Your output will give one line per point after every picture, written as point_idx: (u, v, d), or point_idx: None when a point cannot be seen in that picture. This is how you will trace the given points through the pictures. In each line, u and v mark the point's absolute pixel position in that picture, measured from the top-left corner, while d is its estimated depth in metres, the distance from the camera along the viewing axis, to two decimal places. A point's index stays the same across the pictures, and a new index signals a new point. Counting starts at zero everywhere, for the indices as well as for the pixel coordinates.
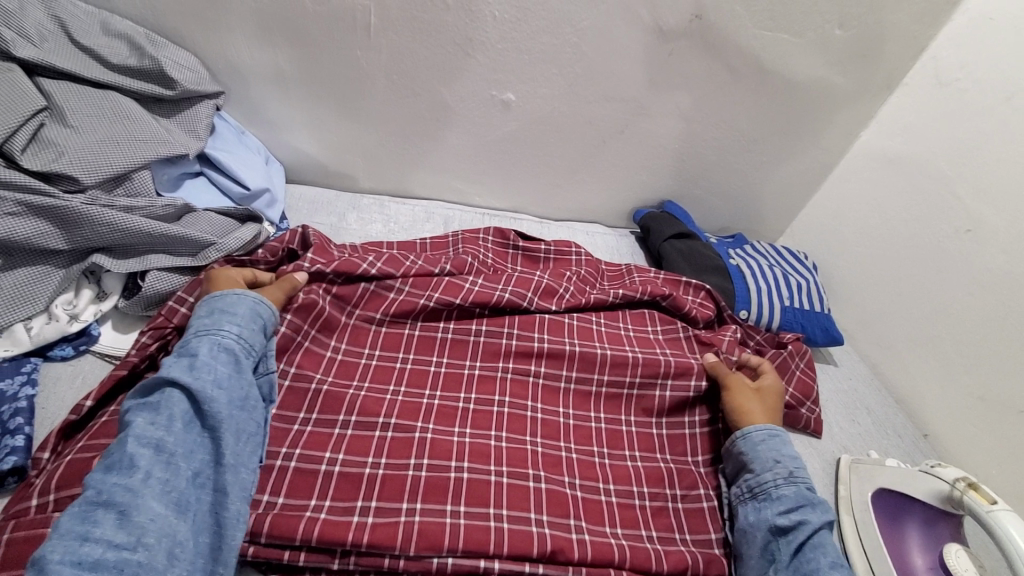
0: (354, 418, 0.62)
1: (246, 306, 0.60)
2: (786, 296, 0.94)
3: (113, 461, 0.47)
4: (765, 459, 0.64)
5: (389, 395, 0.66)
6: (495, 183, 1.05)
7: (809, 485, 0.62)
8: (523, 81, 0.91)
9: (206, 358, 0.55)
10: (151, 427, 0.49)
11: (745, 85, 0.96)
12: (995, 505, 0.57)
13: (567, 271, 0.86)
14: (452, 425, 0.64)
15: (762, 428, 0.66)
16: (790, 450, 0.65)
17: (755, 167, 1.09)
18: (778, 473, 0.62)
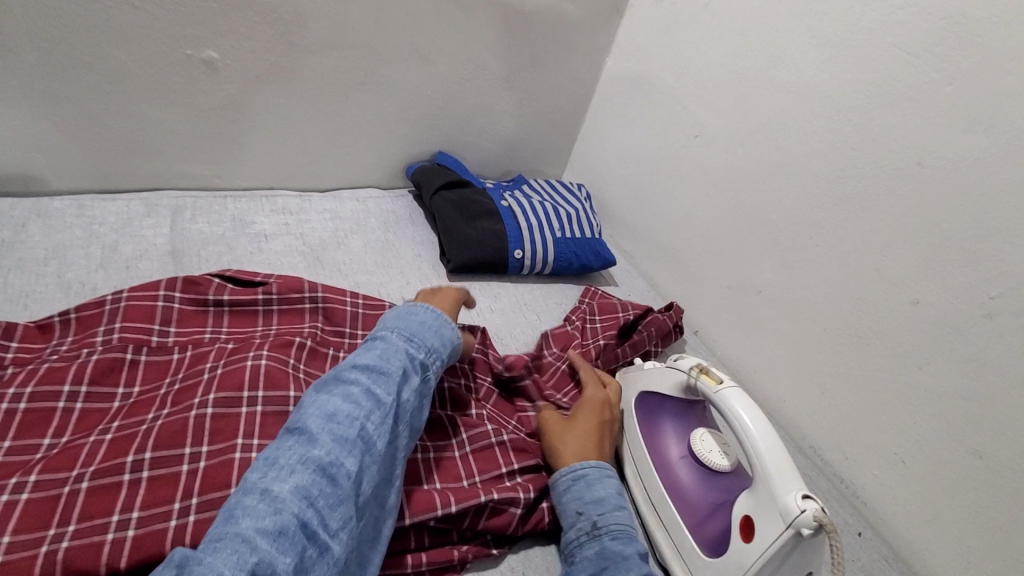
0: (25, 488, 0.47)
1: (438, 324, 0.59)
2: (557, 228, 0.95)
3: (340, 433, 0.45)
4: (570, 513, 0.56)
5: (43, 453, 0.51)
6: (231, 160, 0.91)
7: (621, 534, 0.53)
8: (223, 34, 0.79)
9: (418, 378, 0.53)
10: (378, 426, 0.47)
11: (478, 20, 0.93)
12: (722, 383, 0.60)
13: (303, 305, 0.71)
14: (125, 456, 0.50)
15: (568, 471, 0.58)
16: (602, 488, 0.56)
17: (517, 106, 1.07)
18: (581, 527, 0.54)
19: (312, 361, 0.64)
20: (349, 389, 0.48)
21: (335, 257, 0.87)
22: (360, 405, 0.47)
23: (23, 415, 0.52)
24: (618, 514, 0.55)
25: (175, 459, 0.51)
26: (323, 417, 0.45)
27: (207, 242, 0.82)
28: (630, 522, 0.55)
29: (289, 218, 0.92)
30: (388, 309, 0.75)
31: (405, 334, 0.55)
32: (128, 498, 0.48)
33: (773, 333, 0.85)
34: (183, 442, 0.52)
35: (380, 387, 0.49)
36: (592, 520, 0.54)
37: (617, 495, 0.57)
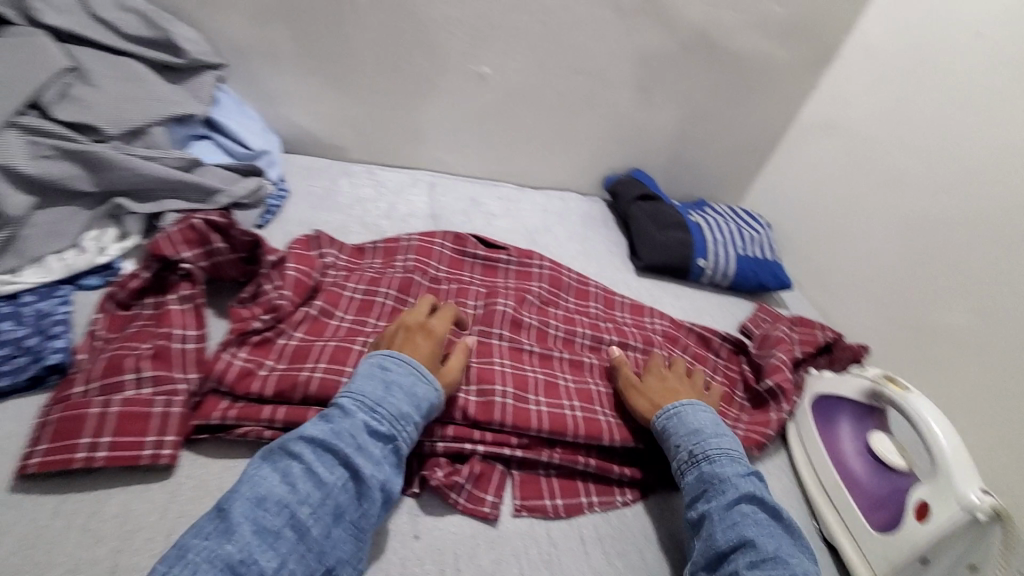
0: (368, 344, 0.67)
1: (411, 391, 0.58)
2: (740, 247, 1.05)
3: (265, 524, 0.47)
4: (671, 449, 0.65)
5: (369, 327, 0.72)
6: (473, 153, 1.13)
7: (718, 459, 0.62)
8: (497, 55, 1.00)
9: (375, 451, 0.54)
10: (309, 510, 0.49)
11: (697, 59, 1.06)
12: (910, 395, 0.67)
13: (533, 269, 0.90)
14: (424, 349, 0.70)
15: (661, 413, 0.67)
16: (693, 421, 0.66)
17: (713, 137, 1.19)
18: (680, 456, 0.63)
19: (539, 312, 0.83)
20: (291, 468, 0.51)
21: (547, 240, 1.04)
22: (296, 488, 0.49)
23: (358, 301, 0.75)
24: (713, 440, 0.64)
25: (457, 355, 0.69)
26: (251, 499, 0.48)
27: (456, 212, 1.04)
28: (728, 445, 0.63)
29: (511, 205, 1.11)
30: (594, 287, 0.92)
31: (374, 398, 0.56)
32: (431, 369, 0.66)
33: (957, 377, 0.86)
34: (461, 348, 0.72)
35: (322, 468, 0.51)
36: (690, 451, 0.63)
37: (711, 424, 0.66)
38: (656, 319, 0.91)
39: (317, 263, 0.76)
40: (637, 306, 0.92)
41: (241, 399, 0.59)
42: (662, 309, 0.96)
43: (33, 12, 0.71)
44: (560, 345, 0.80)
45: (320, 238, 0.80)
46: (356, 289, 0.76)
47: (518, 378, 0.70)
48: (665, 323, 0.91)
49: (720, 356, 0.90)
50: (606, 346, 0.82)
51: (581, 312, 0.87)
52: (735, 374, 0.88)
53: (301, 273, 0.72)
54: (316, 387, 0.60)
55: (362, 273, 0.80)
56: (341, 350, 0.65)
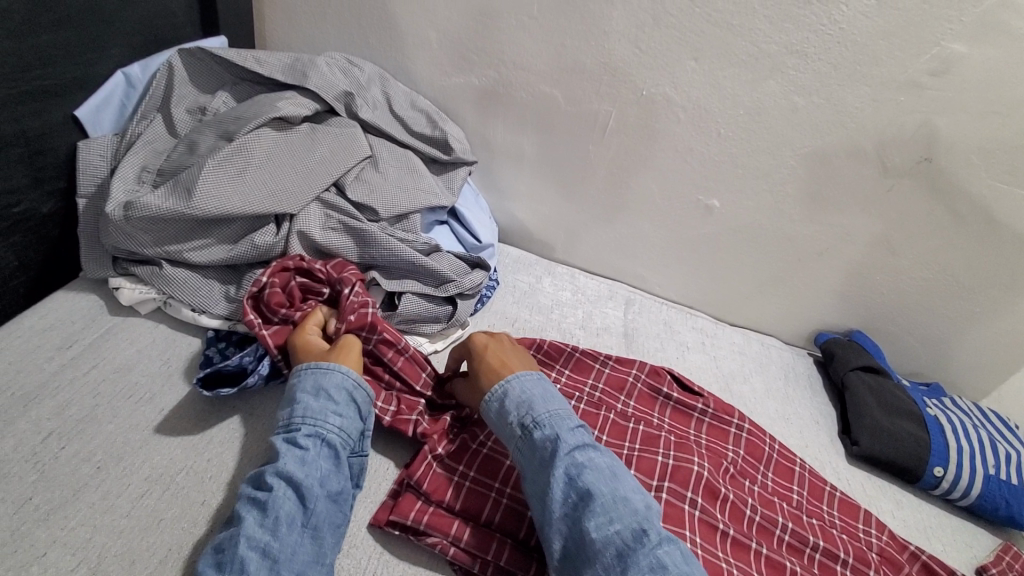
0: None
1: (329, 394, 0.62)
2: (992, 465, 0.85)
3: (222, 562, 0.49)
4: (530, 456, 0.60)
5: None
6: (675, 277, 1.10)
7: (545, 422, 0.61)
8: (731, 191, 0.98)
9: (314, 449, 0.57)
10: (265, 529, 0.51)
11: (967, 233, 0.92)
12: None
13: (730, 427, 0.82)
14: None
15: (493, 395, 0.65)
16: (519, 393, 0.64)
17: (967, 319, 1.01)
18: (522, 437, 0.61)
19: (733, 483, 0.74)
20: (238, 508, 0.53)
21: (742, 390, 0.95)
22: (251, 515, 0.52)
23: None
24: (539, 404, 0.63)
25: None
26: (212, 550, 0.51)
27: (650, 336, 1.00)
28: (554, 407, 0.63)
29: (706, 339, 1.05)
30: (798, 467, 0.81)
31: (293, 410, 0.60)
32: None
33: None
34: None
35: (266, 490, 0.53)
36: (547, 451, 0.59)
37: (534, 388, 0.65)
38: (873, 531, 0.75)
39: None
40: (849, 503, 0.78)
41: (433, 506, 0.62)
42: (879, 517, 0.80)
43: (353, 107, 0.86)
44: (755, 533, 0.70)
45: None
46: None
47: (710, 567, 0.63)
48: (884, 540, 0.75)
49: None
50: (809, 551, 0.70)
51: (779, 496, 0.76)
52: None
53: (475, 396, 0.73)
54: (501, 516, 0.62)
55: None
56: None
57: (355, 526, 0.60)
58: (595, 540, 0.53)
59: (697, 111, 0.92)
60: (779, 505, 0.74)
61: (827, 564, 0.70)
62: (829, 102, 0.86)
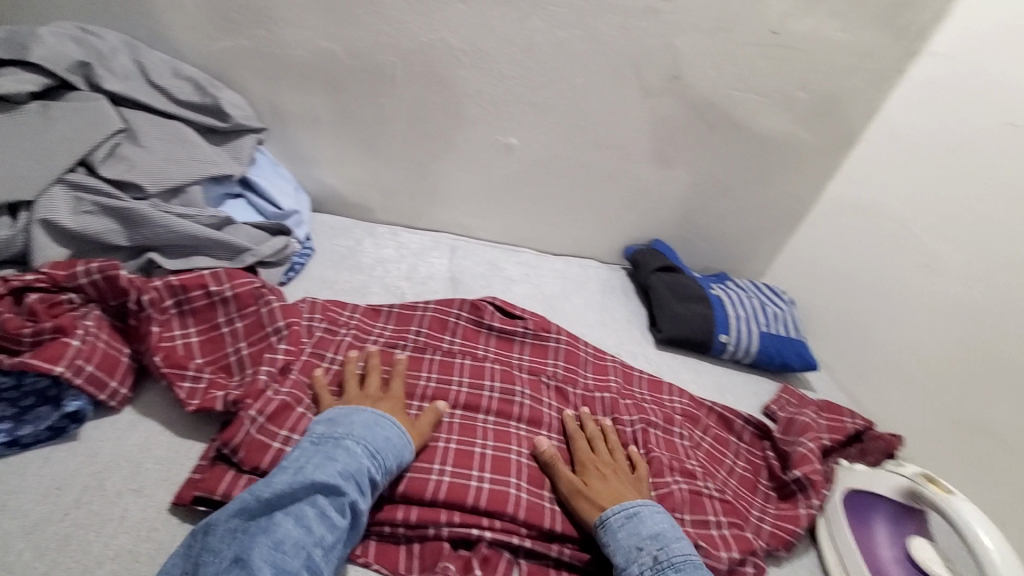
0: None
1: (402, 442, 0.63)
2: (763, 324, 1.03)
3: (280, 564, 0.49)
4: (628, 553, 0.60)
5: None
6: (494, 220, 1.16)
7: (682, 564, 0.59)
8: (523, 127, 1.05)
9: (372, 489, 0.59)
10: (323, 554, 0.52)
11: (720, 137, 1.08)
12: (953, 495, 0.63)
13: (550, 342, 0.88)
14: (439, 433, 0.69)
15: (618, 510, 0.63)
16: (655, 522, 0.62)
17: (735, 212, 1.19)
18: (644, 561, 0.59)
19: (556, 397, 0.81)
20: (305, 511, 0.53)
21: (565, 308, 1.04)
22: (313, 532, 0.52)
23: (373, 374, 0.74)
24: (674, 544, 0.61)
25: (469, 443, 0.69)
26: (271, 542, 0.50)
27: (474, 277, 1.05)
28: (688, 548, 0.61)
29: (530, 271, 1.12)
30: (610, 362, 0.90)
31: (375, 442, 0.61)
32: (442, 457, 0.66)
33: (1005, 480, 0.79)
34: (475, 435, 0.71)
35: (336, 515, 0.54)
36: (653, 555, 0.60)
37: (668, 525, 0.63)
38: (675, 397, 0.88)
39: (302, 317, 0.78)
40: (654, 381, 0.90)
41: (246, 473, 0.59)
42: (680, 386, 0.93)
43: (95, 79, 0.78)
44: None
45: (314, 304, 0.82)
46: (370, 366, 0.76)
47: (533, 472, 0.69)
48: (684, 401, 0.87)
49: (743, 441, 0.85)
50: (629, 429, 0.78)
51: (599, 388, 0.84)
52: (759, 462, 0.83)
53: (291, 353, 0.72)
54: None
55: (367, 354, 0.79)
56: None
57: (154, 508, 0.56)
58: None
59: (477, 54, 0.96)
60: (599, 400, 0.82)
61: (644, 433, 0.78)
62: (586, 32, 0.94)
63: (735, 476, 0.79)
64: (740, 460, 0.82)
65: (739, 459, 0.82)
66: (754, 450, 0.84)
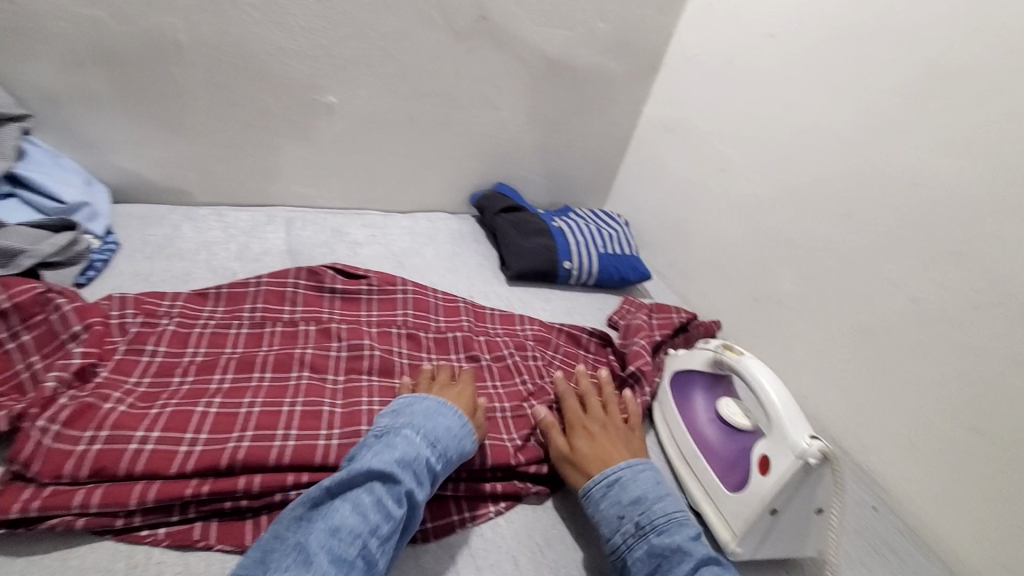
0: (218, 401, 0.64)
1: (461, 430, 0.63)
2: (601, 246, 1.11)
3: (335, 554, 0.48)
4: (612, 522, 0.61)
5: (215, 384, 0.68)
6: (331, 184, 1.12)
7: (666, 527, 0.59)
8: (340, 83, 1.01)
9: (431, 479, 0.58)
10: (379, 543, 0.51)
11: (538, 75, 1.13)
12: (741, 355, 0.74)
13: (396, 295, 0.88)
14: (282, 400, 0.67)
15: (598, 481, 0.64)
16: (634, 487, 0.62)
17: (565, 145, 1.26)
18: (627, 529, 0.60)
19: (410, 345, 0.82)
20: (361, 499, 0.52)
21: (415, 262, 1.05)
22: (369, 518, 0.51)
23: (199, 363, 0.70)
24: (657, 506, 0.61)
25: (318, 402, 0.67)
26: (327, 529, 0.50)
27: (315, 245, 1.01)
28: (673, 509, 0.61)
29: (376, 231, 1.10)
30: (462, 303, 0.93)
31: (430, 431, 0.60)
32: (287, 420, 0.63)
33: (793, 337, 0.95)
34: (323, 396, 0.69)
35: (391, 501, 0.53)
36: (633, 521, 0.60)
37: (653, 484, 0.63)
38: (527, 324, 0.93)
39: (105, 311, 0.71)
40: (506, 316, 0.94)
41: (48, 485, 0.53)
42: (531, 315, 0.99)
43: None
44: (438, 376, 0.79)
45: (121, 297, 0.74)
46: (201, 351, 0.73)
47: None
48: (535, 328, 0.93)
49: (590, 351, 0.93)
50: (483, 365, 0.83)
51: (452, 329, 0.87)
52: (605, 365, 0.91)
53: (93, 356, 0.65)
54: (144, 463, 0.55)
55: (193, 340, 0.74)
56: (180, 416, 0.61)
57: None
58: None
59: (270, 7, 0.89)
60: (452, 340, 0.85)
61: (500, 367, 0.83)
62: None
63: (586, 383, 0.85)
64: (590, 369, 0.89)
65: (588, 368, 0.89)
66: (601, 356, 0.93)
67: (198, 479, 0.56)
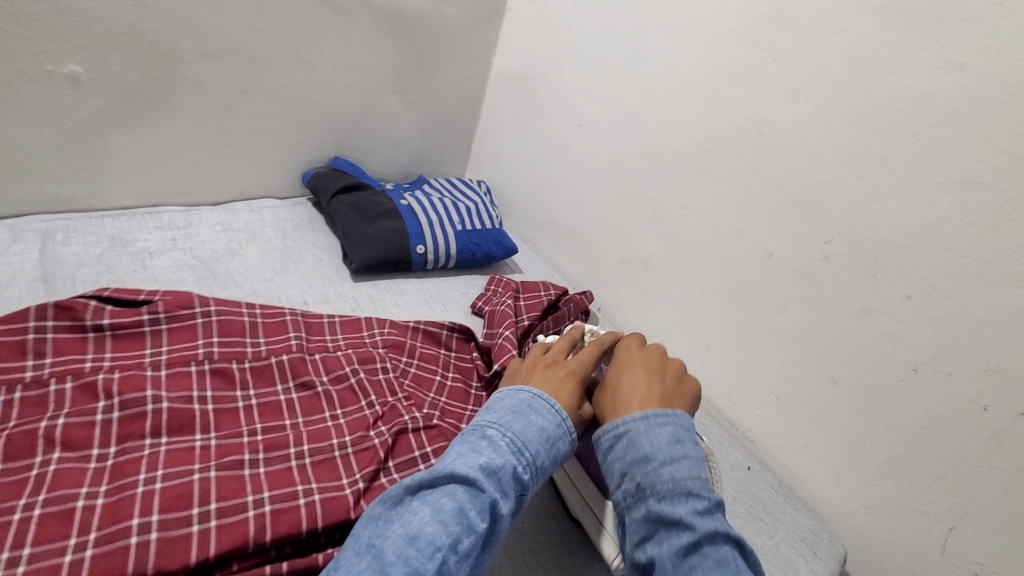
0: None
1: (557, 430, 0.53)
2: (458, 222, 0.99)
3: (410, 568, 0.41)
4: (615, 476, 0.51)
5: None
6: (106, 178, 0.87)
7: (668, 494, 0.48)
8: (83, 45, 0.76)
9: (536, 482, 0.51)
10: (460, 562, 0.43)
11: (360, 24, 0.95)
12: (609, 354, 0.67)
13: (195, 321, 0.70)
14: (13, 500, 0.49)
15: (608, 430, 0.53)
16: (652, 438, 0.51)
17: (409, 107, 1.10)
18: (628, 489, 0.50)
19: (218, 383, 0.65)
20: (440, 504, 0.45)
21: (230, 267, 0.85)
22: (449, 529, 0.44)
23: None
24: (664, 470, 0.49)
25: (71, 494, 0.50)
26: (404, 538, 0.43)
27: (84, 263, 0.78)
28: (685, 475, 0.49)
29: (177, 233, 0.88)
30: (289, 315, 0.76)
31: (537, 422, 0.53)
32: (17, 533, 0.47)
33: (661, 301, 0.91)
34: (81, 482, 0.52)
35: (473, 511, 0.45)
36: (635, 481, 0.50)
37: (670, 443, 0.51)
38: (375, 330, 0.79)
39: None
40: (349, 322, 0.79)
41: None
42: (383, 316, 0.85)
43: None
44: (256, 418, 0.63)
45: None
46: None
47: (174, 494, 0.52)
48: (385, 332, 0.79)
49: (452, 350, 0.82)
50: (319, 392, 0.68)
51: (276, 352, 0.71)
52: (469, 364, 0.81)
53: None
54: None
55: None
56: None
57: None
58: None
59: None
60: (275, 367, 0.69)
61: (341, 391, 0.69)
62: None
63: (447, 393, 0.76)
64: (452, 373, 0.79)
65: (449, 373, 0.78)
66: (464, 352, 0.83)
67: None
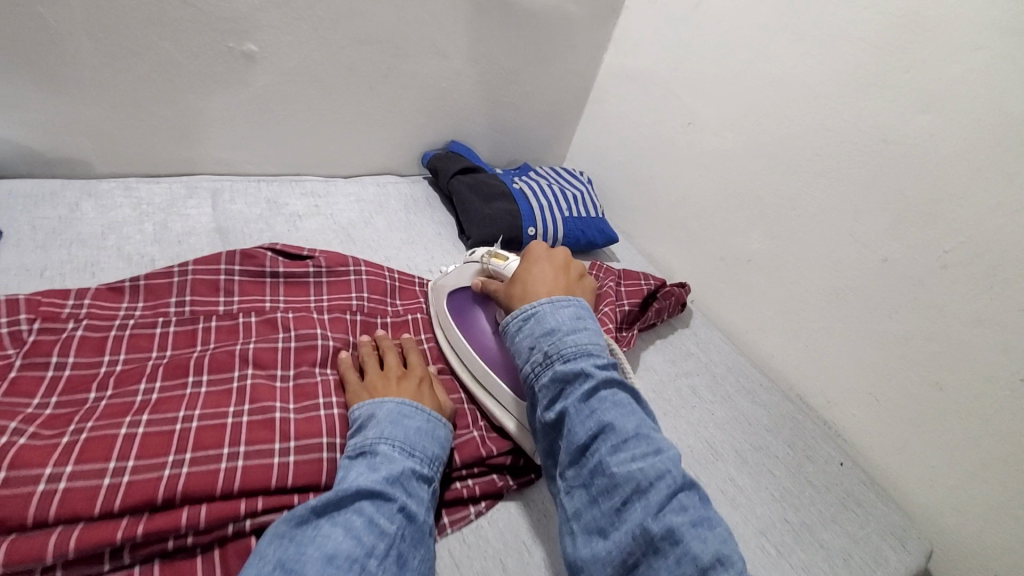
0: (146, 415, 0.56)
1: (431, 427, 0.59)
2: (565, 209, 1.05)
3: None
4: (523, 350, 0.60)
5: (140, 397, 0.58)
6: (263, 147, 0.98)
7: (573, 357, 0.57)
8: (262, 28, 0.85)
9: (424, 490, 0.54)
10: (387, 562, 0.46)
11: (491, 18, 1.02)
12: (509, 259, 0.72)
13: (349, 277, 0.80)
14: (223, 407, 0.59)
15: (516, 315, 0.61)
16: (555, 316, 0.59)
17: (521, 98, 1.16)
18: (535, 360, 0.58)
19: (368, 331, 0.74)
20: (351, 518, 0.47)
21: (365, 234, 0.94)
22: (364, 541, 0.46)
23: (119, 373, 0.60)
24: (568, 338, 0.58)
25: (268, 408, 0.60)
26: (324, 557, 0.44)
27: (249, 220, 0.89)
28: (586, 341, 0.58)
29: (319, 200, 0.98)
30: (419, 284, 0.86)
31: (397, 441, 0.55)
32: (233, 434, 0.56)
33: (760, 297, 0.95)
34: (274, 398, 0.62)
35: (383, 517, 0.48)
36: (541, 350, 0.58)
37: (572, 320, 0.59)
38: None
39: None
40: None
41: None
42: None
43: None
44: None
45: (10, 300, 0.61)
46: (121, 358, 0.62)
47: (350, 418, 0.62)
48: None
49: None
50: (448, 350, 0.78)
51: (412, 311, 0.80)
52: None
53: None
54: (57, 508, 0.47)
55: (109, 344, 0.63)
56: (100, 443, 0.52)
57: None
58: (585, 434, 0.52)
59: None
60: (413, 325, 0.78)
61: None
62: None
63: None
64: None
65: None
66: None
67: (131, 518, 0.49)
